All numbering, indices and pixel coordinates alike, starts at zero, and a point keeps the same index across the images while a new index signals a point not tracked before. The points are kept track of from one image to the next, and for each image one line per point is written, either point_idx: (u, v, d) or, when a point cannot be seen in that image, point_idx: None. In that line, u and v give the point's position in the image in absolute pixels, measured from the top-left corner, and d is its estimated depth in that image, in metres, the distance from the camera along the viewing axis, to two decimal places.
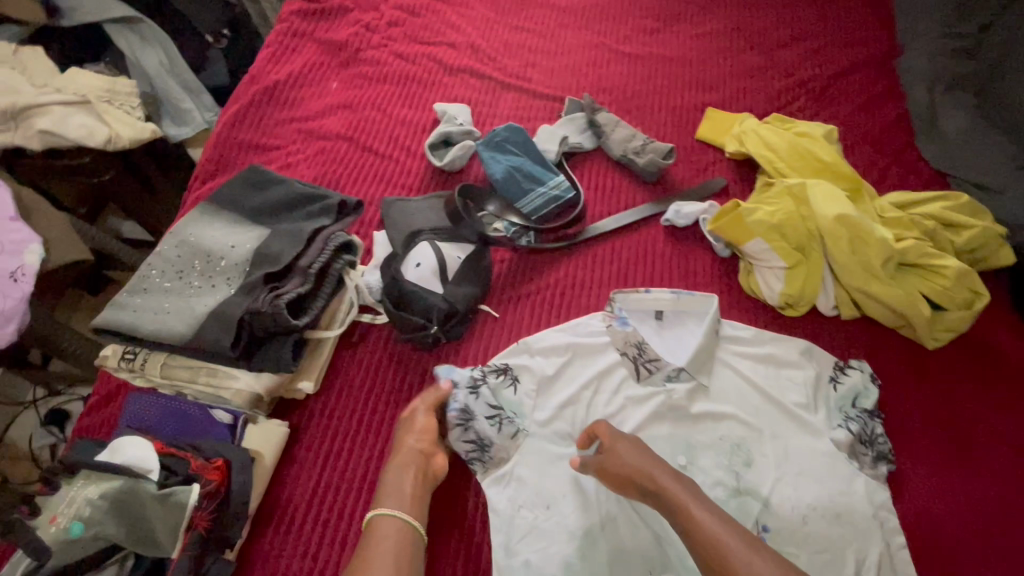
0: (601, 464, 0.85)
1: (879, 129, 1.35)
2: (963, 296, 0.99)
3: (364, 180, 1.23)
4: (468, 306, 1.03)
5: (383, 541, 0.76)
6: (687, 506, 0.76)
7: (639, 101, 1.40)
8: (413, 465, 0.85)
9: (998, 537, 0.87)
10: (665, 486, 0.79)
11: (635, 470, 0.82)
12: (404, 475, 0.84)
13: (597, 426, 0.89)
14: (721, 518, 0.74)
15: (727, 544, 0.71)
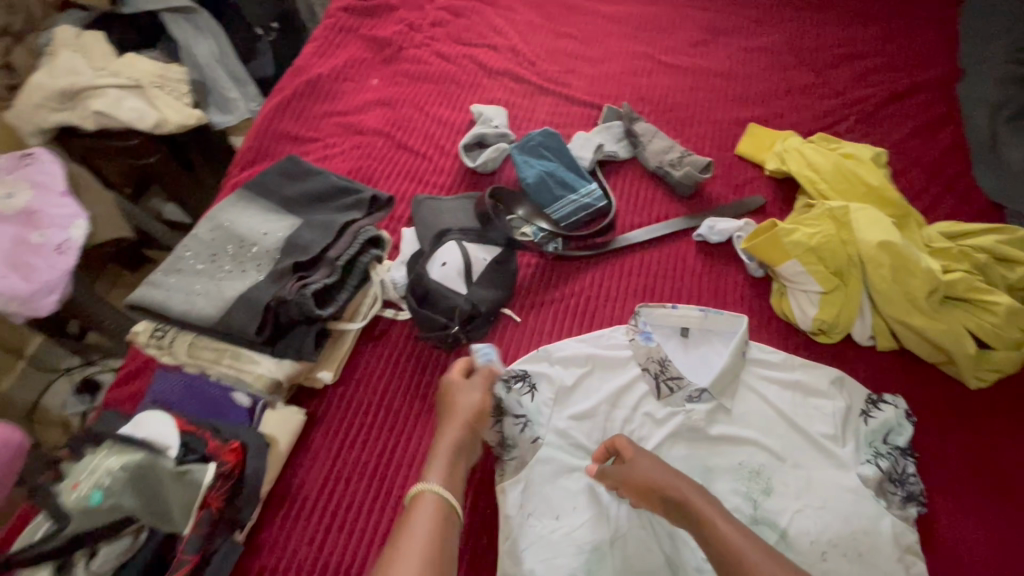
0: (623, 476, 0.83)
1: (932, 155, 1.29)
2: (1015, 335, 0.93)
3: (397, 176, 1.25)
4: (491, 308, 1.03)
5: (428, 516, 0.75)
6: (713, 521, 0.75)
7: (679, 114, 1.38)
8: (463, 443, 0.84)
9: None
10: (693, 500, 0.78)
11: (663, 482, 0.80)
12: (455, 452, 0.83)
13: (621, 441, 0.87)
14: (754, 543, 0.71)
15: (745, 557, 0.70)
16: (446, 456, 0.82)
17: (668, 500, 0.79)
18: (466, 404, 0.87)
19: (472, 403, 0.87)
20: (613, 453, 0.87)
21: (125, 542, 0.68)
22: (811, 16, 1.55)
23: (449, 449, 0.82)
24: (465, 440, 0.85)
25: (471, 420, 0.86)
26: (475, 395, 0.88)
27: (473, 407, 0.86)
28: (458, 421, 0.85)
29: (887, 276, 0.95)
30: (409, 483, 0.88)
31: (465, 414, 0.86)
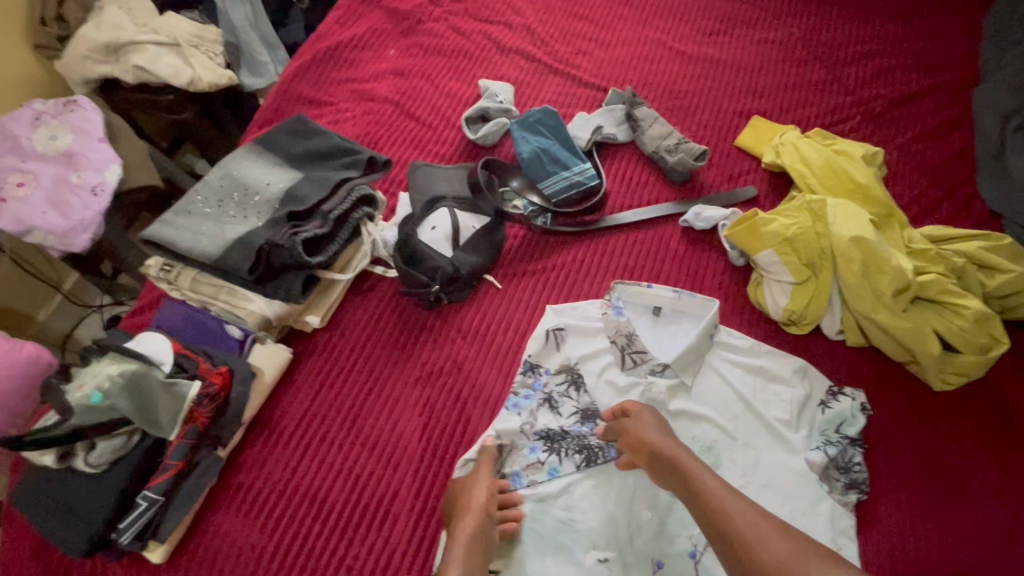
0: (619, 426, 0.89)
1: (936, 160, 1.27)
2: (980, 340, 0.94)
3: (402, 144, 1.31)
4: (473, 273, 1.09)
5: None
6: (701, 477, 0.78)
7: (684, 102, 1.39)
8: (481, 532, 0.79)
9: None
10: (678, 455, 0.81)
11: (653, 438, 0.84)
12: (471, 554, 0.76)
13: (613, 408, 0.93)
14: (727, 489, 0.76)
15: (732, 516, 0.72)
16: (464, 549, 0.76)
17: (653, 452, 0.83)
18: (476, 498, 0.83)
19: (481, 496, 0.83)
20: (621, 412, 0.92)
21: (119, 439, 0.80)
22: (833, 12, 1.52)
23: (467, 544, 0.77)
24: (482, 533, 0.79)
25: (483, 507, 0.82)
26: (478, 483, 0.86)
27: (482, 494, 0.84)
28: (474, 510, 0.81)
29: (857, 270, 0.96)
30: (382, 424, 0.96)
31: (472, 502, 0.82)
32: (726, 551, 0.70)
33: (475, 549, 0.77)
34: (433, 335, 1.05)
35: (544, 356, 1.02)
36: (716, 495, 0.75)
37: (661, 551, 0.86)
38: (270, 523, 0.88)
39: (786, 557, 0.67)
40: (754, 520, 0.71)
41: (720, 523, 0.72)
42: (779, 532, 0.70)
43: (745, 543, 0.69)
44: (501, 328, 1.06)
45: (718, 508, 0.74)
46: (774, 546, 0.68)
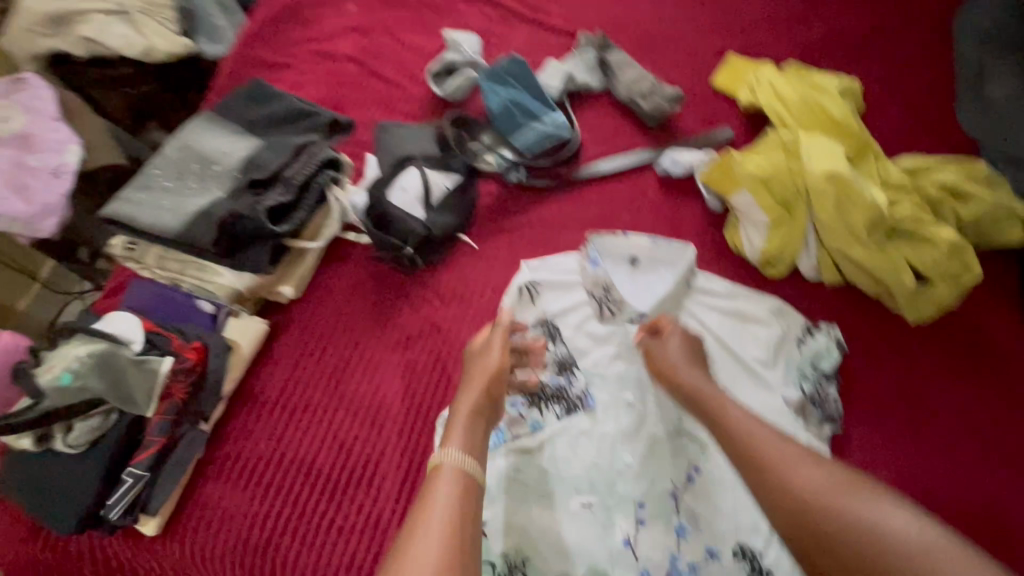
0: (650, 349, 0.94)
1: (915, 92, 1.24)
2: (953, 271, 0.94)
3: (367, 104, 1.26)
4: (446, 233, 1.08)
5: (445, 486, 0.74)
6: (726, 408, 0.83)
7: (658, 43, 1.33)
8: (481, 411, 0.84)
9: (943, 507, 0.87)
10: (702, 387, 0.87)
11: (679, 366, 0.90)
12: (475, 425, 0.83)
13: (642, 330, 0.98)
14: (755, 420, 0.81)
15: (758, 446, 0.78)
16: (465, 426, 0.82)
17: (676, 383, 0.89)
18: (482, 368, 0.88)
19: (488, 367, 0.88)
20: (654, 330, 0.97)
21: (95, 420, 0.80)
22: None
23: (467, 428, 0.82)
24: (483, 408, 0.85)
25: (488, 390, 0.86)
26: (487, 364, 0.89)
27: (487, 377, 0.87)
28: (479, 388, 0.86)
29: (829, 207, 0.96)
30: (364, 388, 0.97)
31: (477, 384, 0.87)
32: (754, 478, 0.77)
33: (474, 427, 0.82)
34: (409, 298, 1.04)
35: (520, 311, 1.02)
36: (742, 428, 0.80)
37: (642, 492, 0.87)
38: (260, 489, 0.89)
39: (815, 483, 0.73)
40: (785, 451, 0.76)
41: (747, 453, 0.78)
42: (806, 459, 0.75)
43: (772, 470, 0.75)
44: (481, 286, 1.06)
45: (745, 438, 0.79)
46: (803, 474, 0.74)
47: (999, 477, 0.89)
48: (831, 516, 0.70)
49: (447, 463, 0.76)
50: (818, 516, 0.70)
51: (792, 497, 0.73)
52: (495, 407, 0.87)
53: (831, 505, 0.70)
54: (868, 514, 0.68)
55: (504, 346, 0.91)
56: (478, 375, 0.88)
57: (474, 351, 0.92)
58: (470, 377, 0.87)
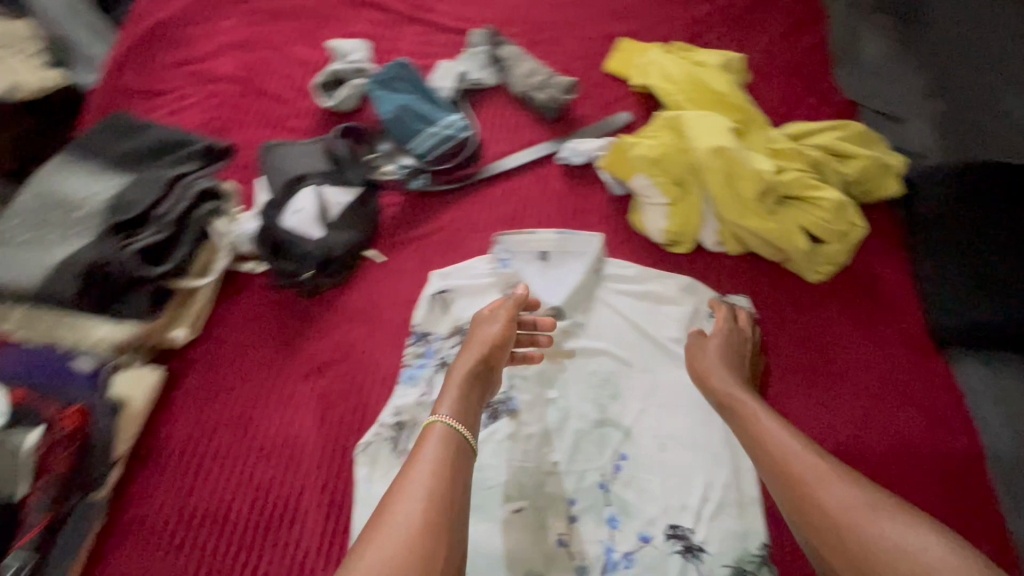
0: (692, 350, 0.93)
1: (797, 57, 1.27)
2: (841, 228, 0.97)
3: (253, 124, 1.19)
4: (348, 251, 1.03)
5: (431, 448, 0.73)
6: (758, 417, 0.80)
7: (549, 33, 1.32)
8: (477, 376, 0.83)
9: (864, 459, 0.89)
10: (738, 393, 0.84)
11: (718, 368, 0.88)
12: (469, 391, 0.81)
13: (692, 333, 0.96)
14: (792, 432, 0.77)
15: (790, 459, 0.73)
16: (460, 391, 0.81)
17: (715, 388, 0.87)
18: (484, 336, 0.88)
19: (490, 335, 0.88)
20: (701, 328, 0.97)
21: None
22: None
23: (459, 391, 0.81)
24: (479, 377, 0.84)
25: (484, 353, 0.86)
26: (488, 330, 0.88)
27: (486, 341, 0.87)
28: (476, 355, 0.85)
29: (720, 182, 0.96)
30: (276, 425, 0.92)
31: (476, 348, 0.86)
32: (779, 487, 0.73)
33: (469, 393, 0.81)
34: (317, 323, 1.00)
35: (433, 322, 0.99)
36: (774, 439, 0.76)
37: (572, 489, 0.88)
38: (171, 551, 0.83)
39: (845, 500, 0.68)
40: (817, 465, 0.72)
41: (776, 462, 0.74)
42: (839, 474, 0.70)
43: (802, 483, 0.71)
44: (392, 300, 1.02)
45: (778, 446, 0.75)
46: (833, 491, 0.69)
47: (912, 421, 0.91)
48: (852, 539, 0.65)
49: (438, 422, 0.76)
50: (839, 537, 0.66)
51: (819, 513, 0.68)
52: (492, 371, 0.86)
53: (862, 524, 0.65)
54: (893, 538, 0.63)
55: (511, 317, 0.90)
56: (476, 341, 0.87)
57: (481, 320, 0.92)
58: (467, 344, 0.86)
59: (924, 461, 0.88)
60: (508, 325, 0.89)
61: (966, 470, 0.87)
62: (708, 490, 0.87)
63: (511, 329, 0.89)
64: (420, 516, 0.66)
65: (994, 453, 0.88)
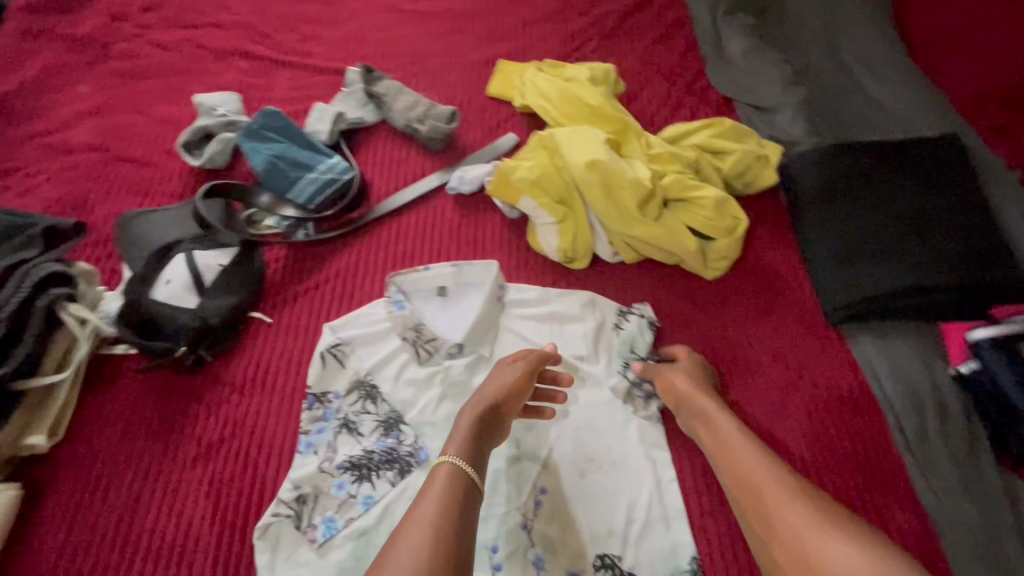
0: (660, 371, 0.92)
1: (671, 61, 1.30)
2: (725, 223, 0.99)
3: (116, 193, 1.10)
4: (228, 317, 0.95)
5: (436, 489, 0.71)
6: (731, 441, 0.81)
7: (427, 63, 1.30)
8: (486, 416, 0.81)
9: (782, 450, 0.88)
10: (710, 414, 0.84)
11: (690, 391, 0.87)
12: (479, 431, 0.79)
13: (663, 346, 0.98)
14: (759, 451, 0.79)
15: (757, 483, 0.76)
16: (464, 432, 0.78)
17: (681, 400, 0.88)
18: (496, 384, 0.85)
19: (501, 383, 0.85)
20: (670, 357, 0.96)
21: None
22: None
23: (469, 431, 0.78)
24: (490, 421, 0.81)
25: (496, 399, 0.83)
26: (504, 375, 0.86)
27: (502, 387, 0.84)
28: (488, 398, 0.83)
29: (598, 194, 0.96)
30: (164, 523, 0.83)
31: (491, 392, 0.84)
32: (744, 503, 0.77)
33: (480, 433, 0.79)
34: (202, 401, 0.91)
35: (329, 380, 0.93)
36: (744, 462, 0.79)
37: (492, 534, 0.82)
38: None
39: (800, 525, 0.71)
40: (780, 488, 0.75)
41: (742, 480, 0.78)
42: (798, 495, 0.74)
43: (768, 506, 0.74)
44: (288, 362, 0.96)
45: (747, 464, 0.78)
46: (790, 511, 0.72)
47: (821, 405, 0.92)
48: (803, 559, 0.69)
49: (446, 463, 0.74)
50: (792, 556, 0.70)
51: (777, 530, 0.72)
52: (503, 420, 0.83)
53: (812, 550, 0.69)
54: (838, 564, 0.66)
55: (531, 367, 0.88)
56: (490, 386, 0.85)
57: (498, 368, 0.89)
58: (481, 388, 0.84)
59: (834, 442, 0.89)
60: (526, 373, 0.87)
61: (874, 446, 0.88)
62: (633, 511, 0.85)
63: (527, 379, 0.86)
64: (425, 554, 0.63)
65: (897, 425, 0.89)
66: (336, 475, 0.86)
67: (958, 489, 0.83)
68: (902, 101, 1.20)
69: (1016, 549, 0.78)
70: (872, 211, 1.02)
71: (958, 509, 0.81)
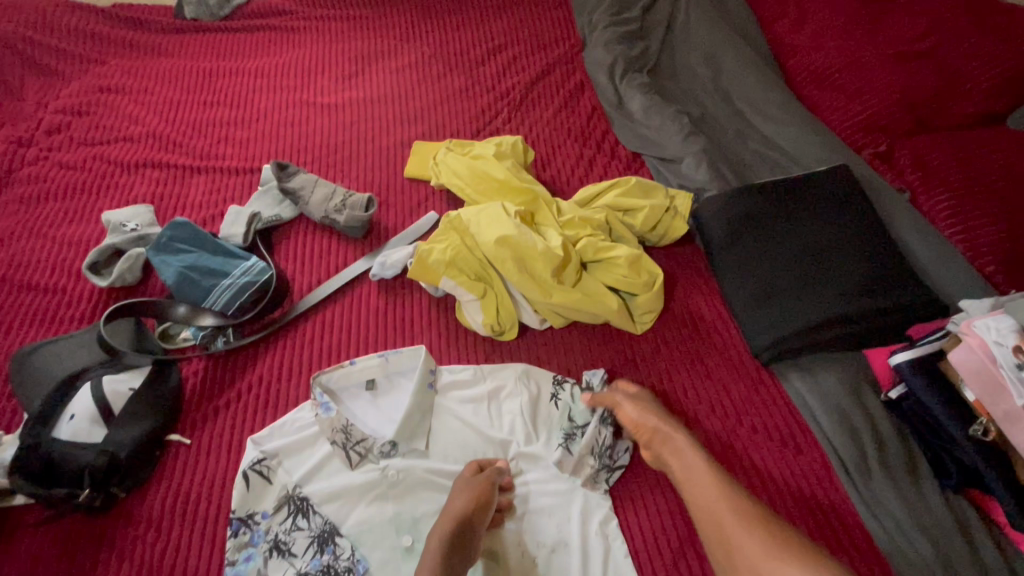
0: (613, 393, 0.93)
1: (578, 124, 1.36)
2: (643, 278, 1.01)
3: (18, 326, 1.04)
4: (140, 446, 0.89)
5: None
6: (690, 463, 0.83)
7: (343, 152, 1.32)
8: (455, 541, 0.78)
9: None
10: (669, 435, 0.86)
11: (645, 416, 0.89)
12: (450, 556, 0.76)
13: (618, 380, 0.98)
14: (717, 479, 0.80)
15: (714, 505, 0.77)
16: (434, 558, 0.76)
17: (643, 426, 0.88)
18: (457, 504, 0.82)
19: (463, 502, 0.81)
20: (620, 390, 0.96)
21: None
22: (453, 21, 1.58)
23: (438, 551, 0.76)
24: (460, 544, 0.78)
25: (464, 513, 0.80)
26: (465, 490, 0.84)
27: (469, 500, 0.81)
28: (453, 518, 0.80)
29: (513, 268, 0.98)
30: None
31: (460, 507, 0.81)
32: (709, 539, 0.76)
33: (451, 559, 0.76)
34: (116, 546, 0.84)
35: (255, 500, 0.87)
36: (703, 483, 0.80)
37: None
38: None
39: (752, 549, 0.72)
40: (739, 513, 0.76)
41: (700, 501, 0.79)
42: (755, 525, 0.74)
43: (724, 529, 0.75)
44: (213, 483, 0.89)
45: (713, 501, 0.78)
46: (749, 538, 0.73)
47: (761, 450, 0.91)
48: None
49: None
50: None
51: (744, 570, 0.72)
52: (475, 537, 0.80)
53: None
54: None
55: (490, 480, 0.85)
56: (451, 508, 0.81)
57: (458, 482, 0.86)
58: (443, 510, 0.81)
59: (782, 489, 0.87)
60: (485, 488, 0.83)
61: (820, 486, 0.87)
62: None
63: (488, 491, 0.83)
64: None
65: (839, 461, 0.88)
66: None
67: (904, 521, 0.82)
68: (795, 138, 1.27)
69: (968, 572, 0.78)
70: (784, 245, 1.06)
71: (908, 543, 0.80)
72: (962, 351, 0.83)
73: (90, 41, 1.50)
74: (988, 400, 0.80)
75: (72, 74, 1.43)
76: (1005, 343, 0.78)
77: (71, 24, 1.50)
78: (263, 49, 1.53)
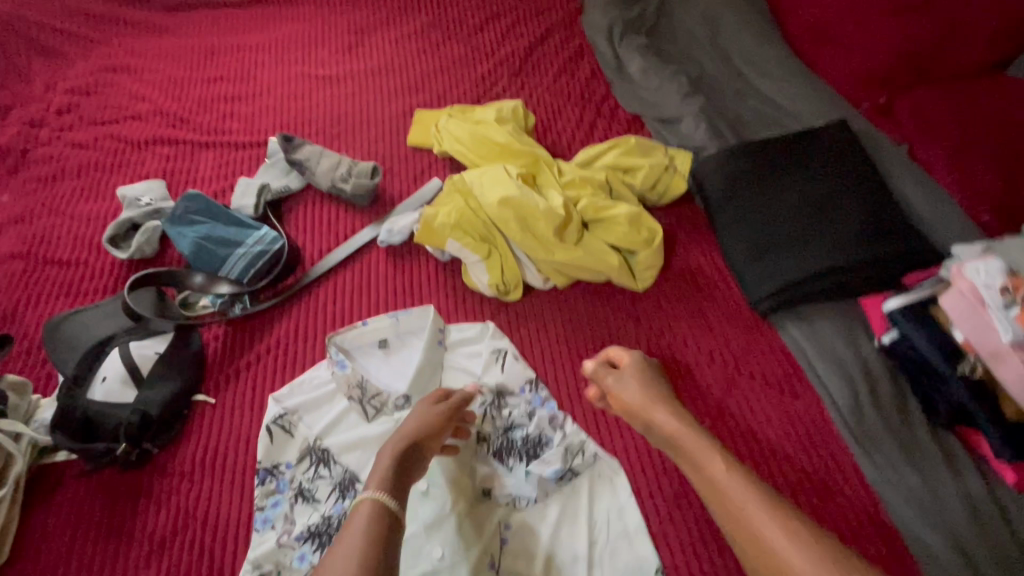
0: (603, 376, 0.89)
1: (578, 87, 1.37)
2: (643, 235, 1.04)
3: (47, 298, 1.09)
4: (169, 405, 0.94)
5: (360, 523, 0.69)
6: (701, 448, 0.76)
7: (346, 123, 1.34)
8: (406, 454, 0.79)
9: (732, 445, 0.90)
10: (670, 419, 0.80)
11: (640, 401, 0.83)
12: (399, 469, 0.77)
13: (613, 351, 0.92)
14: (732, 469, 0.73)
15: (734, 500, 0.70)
16: (383, 470, 0.76)
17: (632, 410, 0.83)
18: (412, 424, 0.83)
19: (418, 423, 0.83)
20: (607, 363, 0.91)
21: None
22: None
23: (389, 465, 0.77)
24: (410, 459, 0.79)
25: (417, 435, 0.81)
26: (422, 413, 0.85)
27: (422, 424, 0.83)
28: (406, 436, 0.81)
29: (515, 228, 1.02)
30: None
31: (413, 427, 0.82)
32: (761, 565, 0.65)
33: (399, 471, 0.77)
34: (154, 495, 0.90)
35: (278, 452, 0.93)
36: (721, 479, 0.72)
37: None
38: None
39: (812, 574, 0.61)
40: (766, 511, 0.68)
41: (724, 500, 0.70)
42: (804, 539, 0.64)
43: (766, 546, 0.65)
44: (239, 438, 0.95)
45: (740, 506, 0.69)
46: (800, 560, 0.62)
47: (758, 396, 0.95)
48: None
49: (368, 499, 0.72)
50: None
51: None
52: (426, 456, 0.81)
53: None
54: None
55: (452, 405, 0.87)
56: (404, 429, 0.83)
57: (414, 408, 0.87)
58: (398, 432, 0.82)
59: (778, 430, 0.91)
60: (444, 413, 0.85)
61: (815, 428, 0.91)
62: (594, 530, 0.85)
63: (444, 416, 0.85)
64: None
65: (833, 404, 0.92)
66: (300, 544, 0.85)
67: (893, 456, 0.86)
68: (792, 96, 1.28)
69: (954, 501, 0.82)
70: (782, 198, 1.08)
71: (897, 476, 0.85)
72: (953, 295, 0.87)
73: (92, 22, 1.51)
74: (976, 338, 0.84)
75: (77, 54, 1.45)
76: (994, 285, 0.82)
77: (73, 7, 1.52)
78: (262, 24, 1.54)
